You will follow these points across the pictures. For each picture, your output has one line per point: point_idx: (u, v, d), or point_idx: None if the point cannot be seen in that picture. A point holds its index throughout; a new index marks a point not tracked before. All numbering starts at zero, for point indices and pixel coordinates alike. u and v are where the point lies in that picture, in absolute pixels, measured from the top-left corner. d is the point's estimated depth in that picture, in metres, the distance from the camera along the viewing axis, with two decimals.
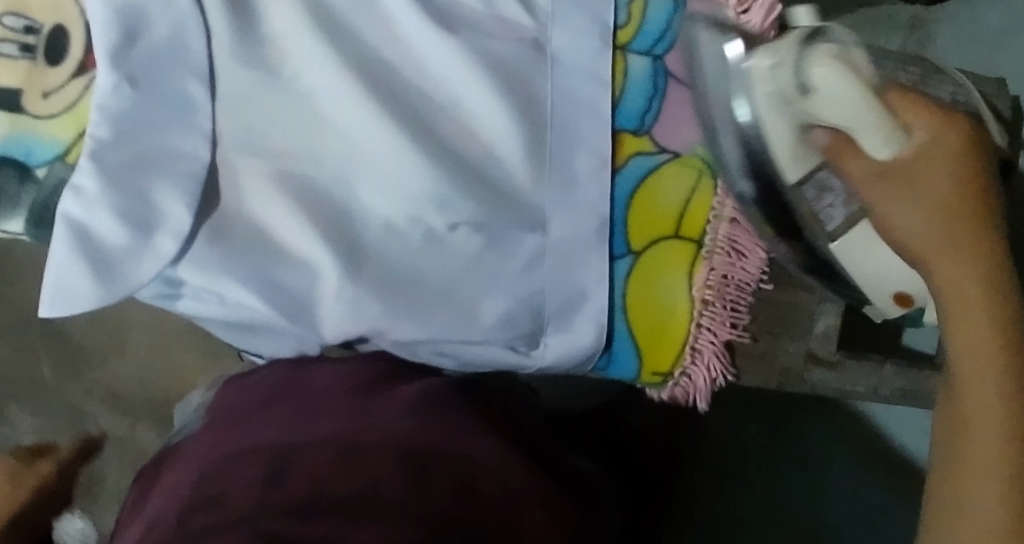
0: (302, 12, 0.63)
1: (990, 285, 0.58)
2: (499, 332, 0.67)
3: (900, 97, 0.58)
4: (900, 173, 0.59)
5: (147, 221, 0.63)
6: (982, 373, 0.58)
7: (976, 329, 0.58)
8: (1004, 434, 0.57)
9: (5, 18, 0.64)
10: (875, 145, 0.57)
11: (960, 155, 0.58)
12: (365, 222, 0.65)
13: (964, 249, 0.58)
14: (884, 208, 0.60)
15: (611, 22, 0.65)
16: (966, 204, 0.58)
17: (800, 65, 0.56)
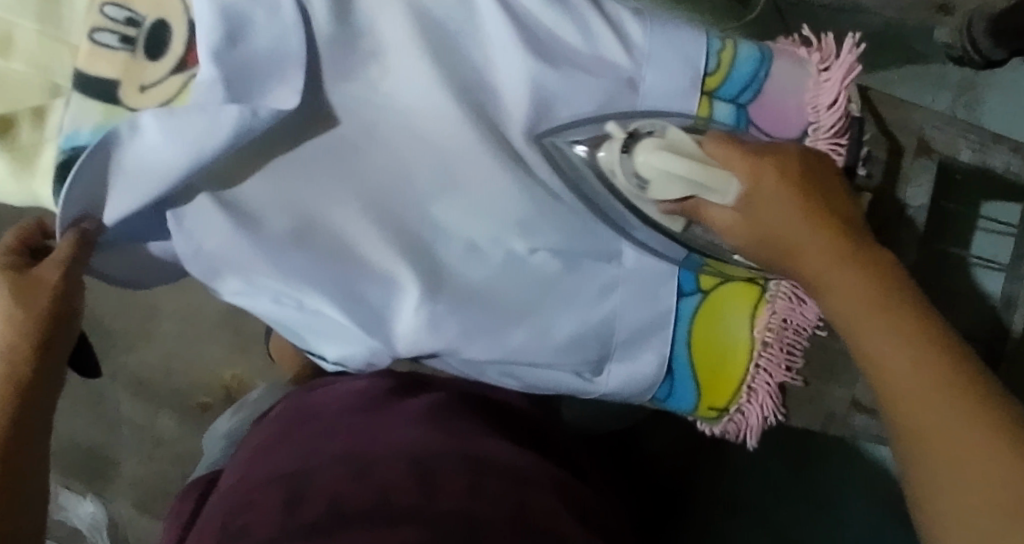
0: (410, 29, 0.63)
1: (875, 280, 0.55)
2: (567, 357, 0.69)
3: (719, 146, 0.60)
4: (746, 215, 0.60)
5: (248, 215, 0.64)
6: (897, 365, 0.52)
7: (870, 329, 0.54)
8: (960, 416, 0.50)
9: (106, 8, 0.65)
10: (722, 196, 0.59)
11: (790, 176, 0.59)
12: (446, 241, 0.67)
13: (834, 262, 0.57)
14: (747, 244, 0.61)
15: (701, 68, 0.67)
16: (803, 226, 0.58)
17: (631, 164, 0.61)
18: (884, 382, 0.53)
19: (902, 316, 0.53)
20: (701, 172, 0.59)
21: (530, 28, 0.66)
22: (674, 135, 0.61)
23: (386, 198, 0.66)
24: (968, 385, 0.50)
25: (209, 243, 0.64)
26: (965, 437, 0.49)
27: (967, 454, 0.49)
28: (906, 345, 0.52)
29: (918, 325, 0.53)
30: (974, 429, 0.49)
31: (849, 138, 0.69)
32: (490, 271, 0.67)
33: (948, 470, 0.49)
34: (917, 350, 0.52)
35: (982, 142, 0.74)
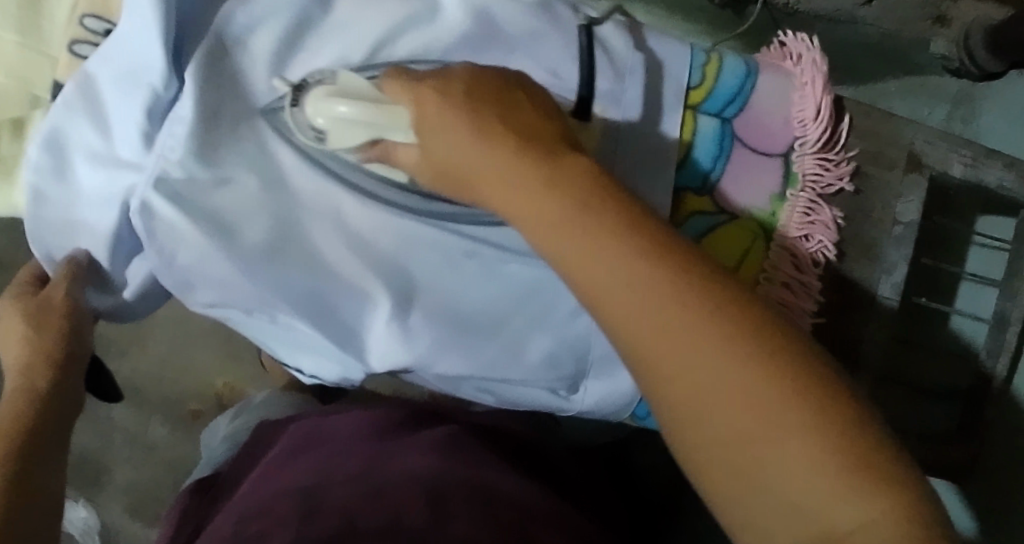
0: (382, 38, 0.64)
1: (563, 192, 0.48)
2: (541, 374, 0.68)
3: (387, 78, 0.56)
4: (435, 143, 0.52)
5: (217, 223, 0.62)
6: (604, 282, 0.46)
7: (570, 243, 0.47)
8: (699, 320, 0.44)
9: (87, 20, 0.64)
10: (396, 133, 0.55)
11: (454, 96, 0.52)
12: (416, 256, 0.66)
13: (516, 178, 0.49)
14: (439, 161, 0.53)
15: (685, 82, 0.67)
16: (483, 144, 0.50)
17: (303, 117, 0.60)
18: (605, 305, 0.46)
19: (614, 238, 0.46)
20: (372, 112, 0.55)
21: (509, 39, 0.65)
22: (346, 82, 0.58)
23: (357, 215, 0.65)
24: (709, 295, 0.45)
25: (181, 257, 0.63)
26: (718, 364, 0.44)
27: (713, 367, 0.44)
28: (631, 275, 0.45)
29: (632, 241, 0.46)
30: (727, 353, 0.44)
31: (835, 153, 0.69)
32: (466, 282, 0.66)
33: (709, 403, 0.44)
34: (648, 274, 0.45)
35: (975, 158, 0.72)
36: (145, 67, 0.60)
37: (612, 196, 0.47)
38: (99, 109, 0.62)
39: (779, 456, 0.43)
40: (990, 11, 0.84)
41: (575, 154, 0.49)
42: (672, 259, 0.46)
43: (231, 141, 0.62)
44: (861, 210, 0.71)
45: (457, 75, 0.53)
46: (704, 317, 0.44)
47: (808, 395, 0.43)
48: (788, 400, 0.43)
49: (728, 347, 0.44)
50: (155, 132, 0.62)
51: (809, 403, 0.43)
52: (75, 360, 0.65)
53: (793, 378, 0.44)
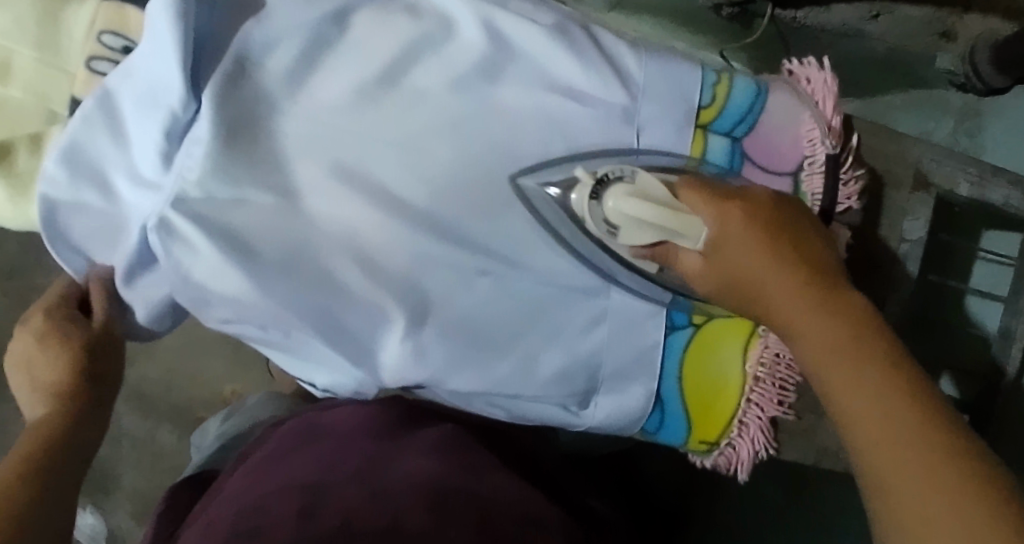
0: (400, 55, 0.65)
1: (840, 313, 0.51)
2: (554, 389, 0.68)
3: (691, 189, 0.59)
4: (717, 250, 0.57)
5: (235, 240, 0.63)
6: (859, 397, 0.48)
7: (834, 349, 0.50)
8: (931, 451, 0.45)
9: (104, 36, 0.66)
10: (691, 237, 0.57)
11: (750, 216, 0.56)
12: (427, 274, 0.66)
13: (795, 295, 0.53)
14: (721, 267, 0.57)
15: (696, 101, 0.67)
16: (764, 259, 0.55)
17: (598, 210, 0.61)
18: (852, 419, 0.48)
19: (861, 354, 0.49)
20: (672, 220, 0.57)
21: (525, 60, 0.66)
22: (643, 180, 0.60)
23: (372, 232, 0.66)
24: (955, 444, 0.45)
25: (196, 273, 0.63)
26: (935, 486, 0.44)
27: (940, 509, 0.43)
28: (870, 389, 0.47)
29: (876, 361, 0.48)
30: (953, 483, 0.44)
31: (845, 172, 0.69)
32: (481, 299, 0.67)
33: (913, 518, 0.44)
34: (886, 392, 0.47)
35: (981, 175, 0.73)
36: (165, 89, 0.61)
37: (868, 319, 0.51)
38: (118, 125, 0.63)
39: None
40: (995, 26, 0.88)
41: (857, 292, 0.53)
42: (912, 382, 0.47)
43: (247, 164, 0.64)
44: (869, 227, 0.73)
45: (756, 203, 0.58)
46: (931, 445, 0.45)
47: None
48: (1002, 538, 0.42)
49: (950, 476, 0.44)
50: (173, 152, 0.63)
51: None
52: (99, 391, 0.67)
53: (1014, 519, 0.42)
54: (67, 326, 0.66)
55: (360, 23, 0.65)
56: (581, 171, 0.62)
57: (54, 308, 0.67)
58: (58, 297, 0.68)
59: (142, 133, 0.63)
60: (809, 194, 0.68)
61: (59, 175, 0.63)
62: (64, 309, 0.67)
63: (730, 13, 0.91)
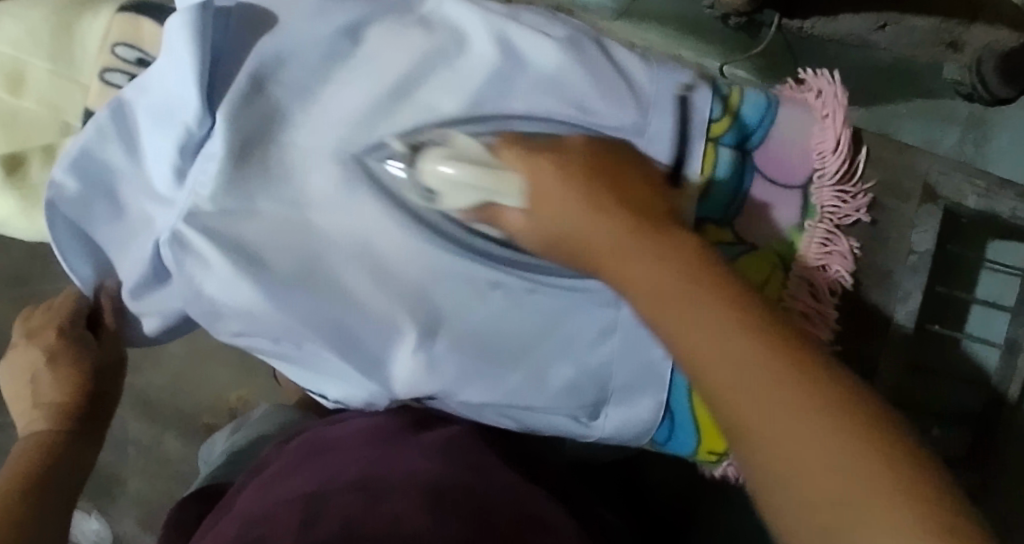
0: (411, 68, 0.65)
1: (669, 258, 0.53)
2: (564, 400, 0.68)
3: (507, 145, 0.61)
4: (549, 203, 0.59)
5: (247, 252, 0.64)
6: (698, 331, 0.49)
7: (664, 292, 0.52)
8: (774, 367, 0.47)
9: (118, 48, 0.66)
10: (506, 194, 0.60)
11: (574, 175, 0.58)
12: (439, 285, 0.66)
13: (629, 243, 0.55)
14: (560, 213, 0.58)
15: (706, 114, 0.68)
16: (604, 211, 0.57)
17: (418, 177, 0.63)
18: (694, 362, 0.50)
19: (723, 312, 0.49)
20: (486, 178, 0.60)
21: (538, 72, 0.66)
22: (462, 143, 0.62)
23: (385, 244, 0.65)
24: (800, 358, 0.48)
25: (209, 286, 0.64)
26: (816, 429, 0.46)
27: (797, 420, 0.46)
28: (741, 347, 0.48)
29: (738, 313, 0.49)
30: (828, 423, 0.46)
31: (853, 186, 0.70)
32: (490, 311, 0.67)
33: (801, 470, 0.46)
34: (716, 311, 0.49)
35: (988, 188, 0.74)
36: (181, 104, 0.62)
37: (717, 269, 0.52)
38: (132, 137, 0.64)
39: (860, 506, 0.44)
40: (1002, 36, 0.85)
41: (683, 235, 0.54)
42: (768, 320, 0.49)
43: (258, 180, 0.64)
44: (882, 240, 0.72)
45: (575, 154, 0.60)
46: (771, 354, 0.48)
47: (907, 459, 0.45)
48: (882, 468, 0.44)
49: (823, 412, 0.46)
50: (187, 167, 0.64)
51: (903, 469, 0.44)
52: (93, 406, 0.70)
53: (881, 438, 0.45)
54: (74, 347, 0.69)
55: (372, 36, 0.65)
56: (392, 140, 0.65)
57: (62, 325, 0.69)
58: (70, 306, 0.70)
59: (157, 146, 0.64)
60: (819, 211, 0.70)
61: (71, 187, 0.64)
62: (72, 327, 0.69)
63: (738, 21, 0.93)
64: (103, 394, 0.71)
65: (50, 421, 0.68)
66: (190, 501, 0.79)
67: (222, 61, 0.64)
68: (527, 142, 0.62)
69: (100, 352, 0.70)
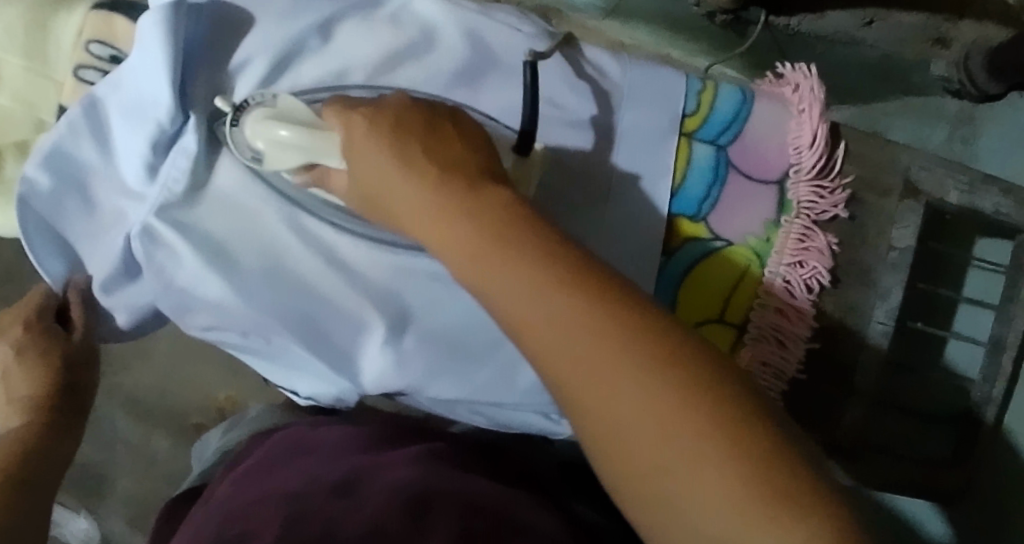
0: (378, 63, 0.65)
1: (485, 221, 0.48)
2: (533, 398, 0.67)
3: (332, 105, 0.58)
4: (368, 164, 0.54)
5: (218, 248, 0.64)
6: (529, 307, 0.45)
7: (489, 264, 0.47)
8: (613, 342, 0.44)
9: (92, 46, 0.66)
10: (332, 155, 0.57)
11: (385, 133, 0.53)
12: (408, 282, 0.66)
13: (442, 206, 0.49)
14: (372, 176, 0.53)
15: (680, 110, 0.68)
16: (423, 171, 0.51)
17: (244, 138, 0.61)
18: (530, 341, 0.45)
19: (546, 287, 0.45)
20: (307, 137, 0.58)
21: (509, 68, 0.66)
22: (288, 104, 0.60)
23: (347, 243, 0.66)
24: (638, 328, 0.44)
25: (177, 280, 0.64)
26: (654, 409, 0.42)
27: (640, 400, 0.43)
28: (566, 326, 0.44)
29: (559, 286, 0.45)
30: (666, 400, 0.42)
31: (830, 180, 0.70)
32: (458, 307, 0.66)
33: (642, 454, 0.42)
34: (548, 286, 0.45)
35: (972, 184, 0.73)
36: (154, 101, 0.62)
37: (537, 232, 0.47)
38: (105, 133, 0.65)
39: (698, 486, 0.42)
40: (990, 33, 0.87)
41: (498, 190, 0.50)
42: (596, 288, 0.45)
43: (229, 177, 0.65)
44: (862, 236, 0.71)
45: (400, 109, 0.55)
46: (610, 329, 0.44)
47: (739, 422, 0.42)
48: (725, 441, 0.42)
49: (659, 389, 0.43)
50: (158, 164, 0.64)
51: (744, 440, 0.42)
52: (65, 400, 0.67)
53: (722, 410, 0.42)
54: (44, 340, 0.66)
55: (343, 32, 0.66)
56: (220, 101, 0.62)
57: (30, 318, 0.66)
58: (37, 302, 0.67)
59: (130, 140, 0.64)
60: (795, 206, 0.69)
61: (44, 182, 0.64)
62: (42, 322, 0.67)
63: (724, 20, 0.91)
64: (77, 387, 0.68)
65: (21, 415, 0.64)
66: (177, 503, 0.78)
67: (192, 55, 0.64)
68: (352, 102, 0.58)
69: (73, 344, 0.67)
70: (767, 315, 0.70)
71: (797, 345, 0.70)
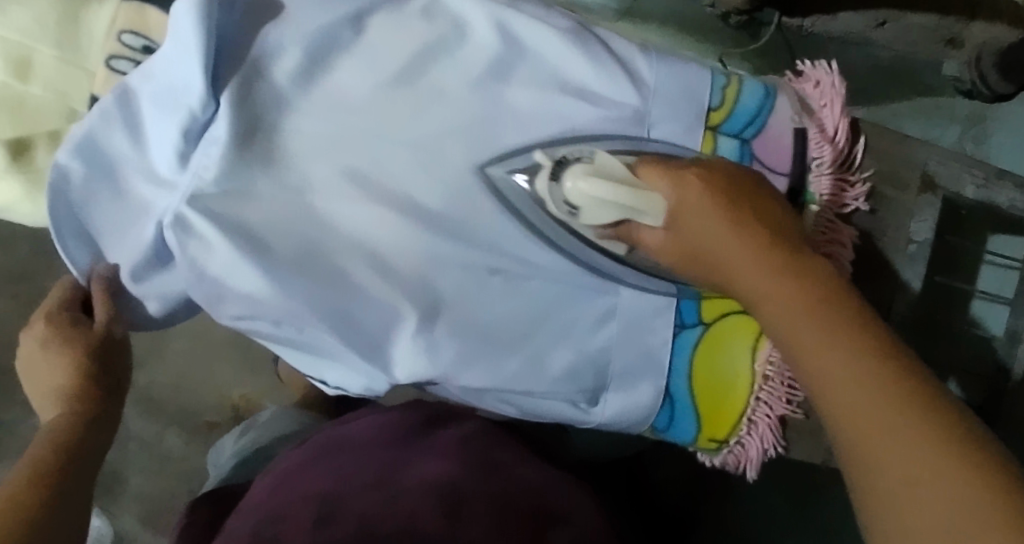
0: (412, 57, 0.66)
1: (805, 280, 0.51)
2: (562, 386, 0.68)
3: (649, 166, 0.60)
4: (689, 222, 0.57)
5: (252, 235, 0.64)
6: (826, 357, 0.48)
7: (797, 316, 0.50)
8: (903, 413, 0.45)
9: (124, 36, 0.67)
10: (653, 213, 0.58)
11: (710, 191, 0.56)
12: (442, 274, 0.67)
13: (764, 259, 0.53)
14: (687, 223, 0.57)
15: (706, 103, 0.68)
16: (748, 228, 0.55)
17: (559, 192, 0.62)
18: (819, 391, 0.48)
19: (843, 338, 0.48)
20: (630, 198, 0.59)
21: (540, 60, 0.67)
22: (603, 160, 0.61)
23: (382, 230, 0.67)
24: (926, 406, 0.45)
25: (210, 268, 0.64)
26: (937, 477, 0.43)
27: (920, 471, 0.44)
28: (851, 372, 0.47)
29: (866, 348, 0.47)
30: (947, 469, 0.43)
31: (852, 174, 0.70)
32: (493, 298, 0.67)
33: (915, 521, 0.43)
34: (848, 346, 0.47)
35: (987, 178, 0.74)
36: (185, 88, 0.63)
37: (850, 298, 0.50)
38: (136, 122, 0.64)
39: None
40: (999, 34, 0.88)
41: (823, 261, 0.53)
42: (895, 357, 0.47)
43: (260, 165, 0.65)
44: (877, 229, 0.73)
45: (722, 172, 0.58)
46: (903, 396, 0.45)
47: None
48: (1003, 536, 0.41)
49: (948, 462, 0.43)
50: (190, 152, 0.64)
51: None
52: (102, 382, 0.66)
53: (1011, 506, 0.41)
54: (68, 329, 0.66)
55: (375, 25, 0.66)
56: (540, 159, 0.63)
57: (52, 310, 0.67)
58: (61, 297, 0.69)
59: (165, 130, 0.64)
60: (819, 200, 0.69)
61: (76, 170, 0.65)
62: (67, 312, 0.67)
63: (739, 21, 0.92)
64: (111, 369, 0.67)
65: (58, 406, 0.65)
66: (201, 503, 0.77)
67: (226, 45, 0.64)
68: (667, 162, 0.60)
69: (99, 330, 0.66)
70: None
71: None
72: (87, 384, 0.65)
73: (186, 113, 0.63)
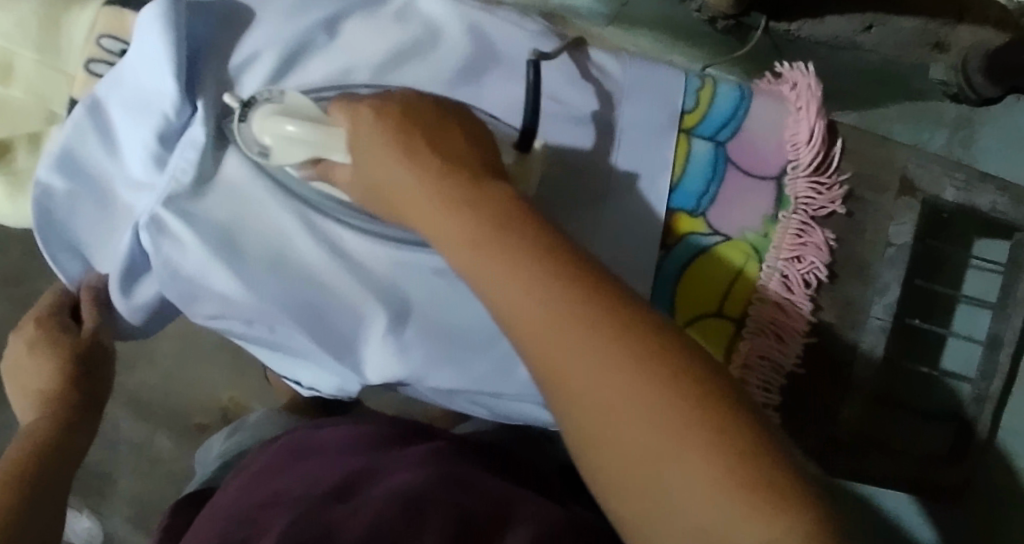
0: (382, 59, 0.67)
1: (490, 213, 0.49)
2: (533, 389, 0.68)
3: (338, 106, 0.58)
4: (369, 157, 0.54)
5: (228, 239, 0.65)
6: (518, 294, 0.47)
7: (483, 254, 0.48)
8: (603, 342, 0.45)
9: (103, 40, 0.68)
10: (338, 148, 0.58)
11: (385, 128, 0.54)
12: (415, 281, 0.67)
13: (442, 194, 0.50)
14: (371, 157, 0.54)
15: (679, 106, 0.69)
16: (436, 160, 0.51)
17: (250, 133, 0.63)
18: (518, 328, 0.47)
19: (534, 275, 0.46)
20: (318, 134, 0.58)
21: (512, 63, 0.68)
22: (292, 100, 0.62)
23: (354, 236, 0.66)
24: (626, 334, 0.45)
25: (183, 267, 0.65)
26: (666, 428, 0.44)
27: (619, 396, 0.44)
28: (550, 313, 0.46)
29: (567, 288, 0.46)
30: (647, 393, 0.44)
31: (828, 177, 0.70)
32: (458, 303, 0.67)
33: (625, 444, 0.44)
34: (537, 282, 0.46)
35: (968, 182, 0.72)
36: (159, 94, 0.64)
37: (536, 232, 0.48)
38: (108, 127, 0.66)
39: (680, 481, 0.43)
40: (987, 38, 0.85)
41: (501, 186, 0.50)
42: (596, 290, 0.46)
43: (232, 166, 0.65)
44: (857, 232, 0.72)
45: (404, 105, 0.55)
46: (596, 324, 0.45)
47: (727, 423, 0.43)
48: (708, 435, 0.43)
49: (666, 399, 0.44)
50: (166, 155, 0.65)
51: (721, 425, 0.43)
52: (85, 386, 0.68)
53: (711, 411, 0.44)
54: (56, 332, 0.68)
55: (350, 27, 0.67)
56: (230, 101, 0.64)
57: (43, 314, 0.69)
58: (52, 302, 0.70)
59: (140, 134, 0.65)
60: (795, 204, 0.70)
61: (57, 185, 0.65)
62: (57, 318, 0.69)
63: (726, 25, 0.92)
64: (95, 373, 0.68)
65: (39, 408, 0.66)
66: (181, 507, 0.77)
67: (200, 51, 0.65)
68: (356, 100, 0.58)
69: (86, 336, 0.68)
70: (765, 309, 0.70)
71: (794, 337, 0.71)
72: (67, 385, 0.66)
73: (161, 117, 0.64)
